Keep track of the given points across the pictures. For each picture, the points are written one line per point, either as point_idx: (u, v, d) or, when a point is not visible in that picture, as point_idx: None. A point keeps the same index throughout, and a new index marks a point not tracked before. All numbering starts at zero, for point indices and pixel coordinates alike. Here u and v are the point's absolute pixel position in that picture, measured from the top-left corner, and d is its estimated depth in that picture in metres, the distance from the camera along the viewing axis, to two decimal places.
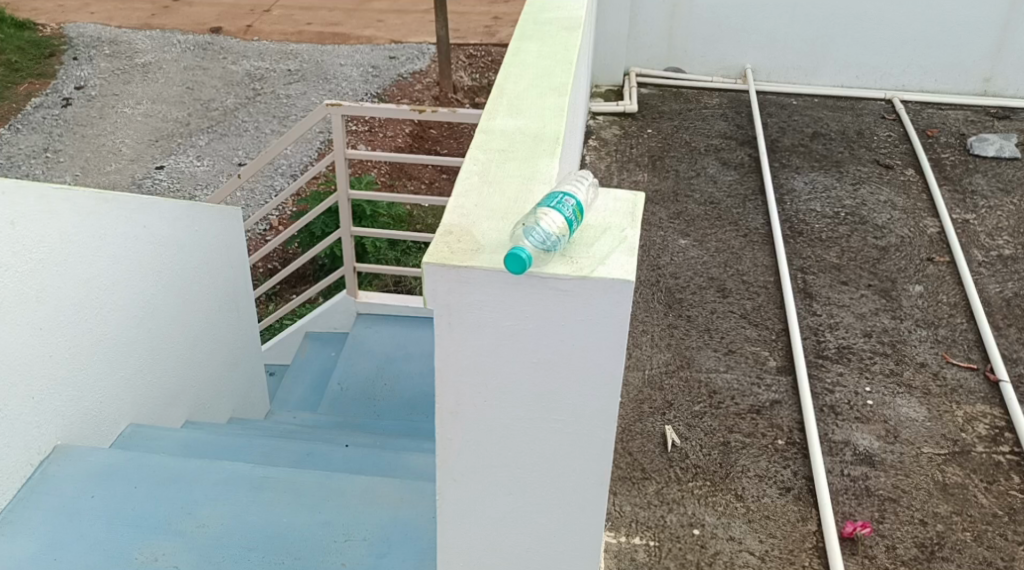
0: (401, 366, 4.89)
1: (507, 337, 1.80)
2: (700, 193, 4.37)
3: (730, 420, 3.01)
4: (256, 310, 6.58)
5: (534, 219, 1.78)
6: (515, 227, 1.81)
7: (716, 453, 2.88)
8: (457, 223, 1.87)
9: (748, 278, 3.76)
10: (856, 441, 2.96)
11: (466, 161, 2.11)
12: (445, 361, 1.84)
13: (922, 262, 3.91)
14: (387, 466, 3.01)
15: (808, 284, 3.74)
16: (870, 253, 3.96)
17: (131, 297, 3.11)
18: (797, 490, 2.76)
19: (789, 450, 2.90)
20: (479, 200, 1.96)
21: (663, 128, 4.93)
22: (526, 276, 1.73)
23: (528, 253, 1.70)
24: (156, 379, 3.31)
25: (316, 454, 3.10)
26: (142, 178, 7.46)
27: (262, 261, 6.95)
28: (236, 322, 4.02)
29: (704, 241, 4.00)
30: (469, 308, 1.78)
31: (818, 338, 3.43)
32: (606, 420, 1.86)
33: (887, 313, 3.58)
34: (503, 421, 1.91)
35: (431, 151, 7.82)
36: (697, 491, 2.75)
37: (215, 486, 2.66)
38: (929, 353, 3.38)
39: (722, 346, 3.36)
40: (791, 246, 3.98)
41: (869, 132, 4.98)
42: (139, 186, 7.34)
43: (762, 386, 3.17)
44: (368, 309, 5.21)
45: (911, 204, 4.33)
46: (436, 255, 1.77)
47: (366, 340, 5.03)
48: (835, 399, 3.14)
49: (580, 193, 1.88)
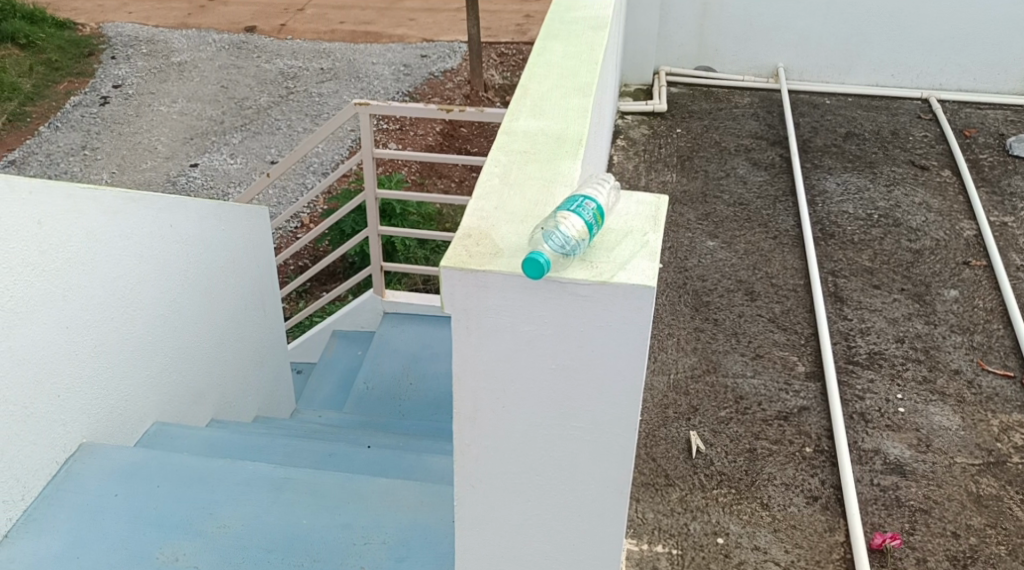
0: (427, 365, 4.88)
1: (525, 343, 1.77)
2: (729, 194, 4.30)
3: (757, 426, 2.96)
4: (286, 307, 6.61)
5: (553, 222, 1.74)
6: (534, 231, 1.78)
7: (742, 460, 2.83)
8: (475, 226, 1.84)
9: (777, 281, 3.69)
10: (886, 450, 2.89)
11: (488, 163, 2.08)
12: (463, 366, 1.82)
13: (958, 266, 3.82)
14: (409, 468, 2.99)
15: (839, 287, 3.66)
16: (904, 256, 3.88)
17: (157, 295, 3.11)
18: (825, 500, 2.70)
19: (817, 459, 2.84)
20: (499, 202, 1.93)
21: (693, 128, 4.87)
22: (545, 280, 1.69)
23: (547, 258, 1.67)
24: (182, 378, 3.32)
25: (338, 455, 3.09)
26: (175, 176, 7.53)
27: (293, 259, 6.97)
28: (263, 322, 4.03)
29: (733, 243, 3.94)
30: (487, 313, 1.75)
31: (848, 343, 3.36)
32: (627, 428, 1.83)
33: (920, 318, 3.50)
34: (521, 428, 1.88)
35: (461, 150, 7.81)
36: (722, 500, 2.70)
37: (236, 486, 2.66)
38: (964, 359, 3.29)
39: (749, 350, 3.31)
40: (822, 249, 3.90)
41: (904, 133, 4.88)
42: (173, 184, 7.41)
43: (791, 392, 3.11)
44: (394, 309, 5.20)
45: (947, 206, 4.24)
46: (454, 258, 1.74)
47: (392, 339, 5.02)
48: (866, 406, 3.07)
49: (602, 196, 1.84)
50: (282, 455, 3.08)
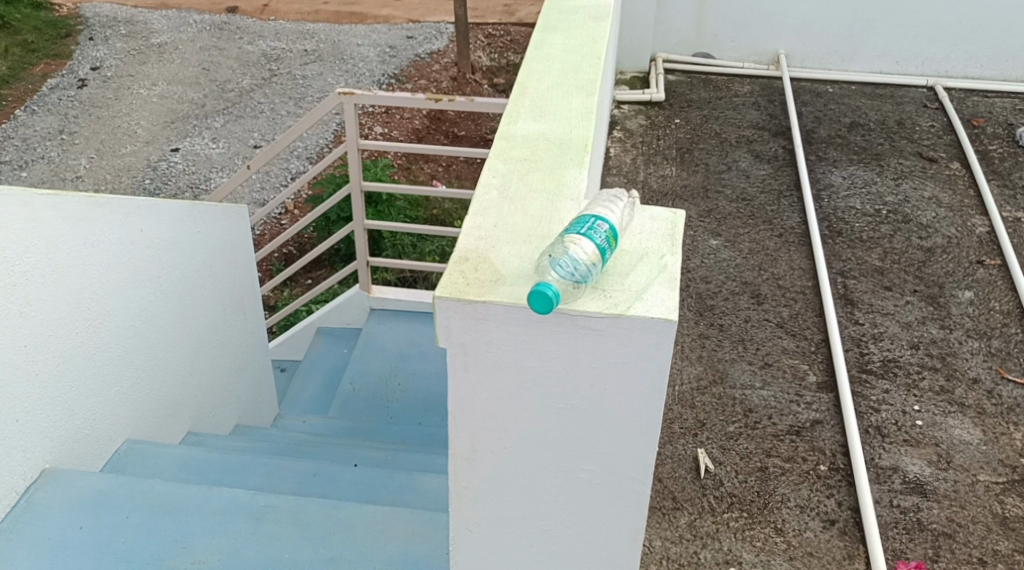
0: (416, 366, 4.68)
1: (530, 380, 1.59)
2: (731, 188, 4.11)
3: (768, 442, 2.79)
4: (271, 297, 6.41)
5: (561, 247, 1.54)
6: (539, 257, 1.59)
7: (754, 481, 2.66)
8: (473, 248, 1.65)
9: (784, 282, 3.52)
10: (905, 468, 2.73)
11: (485, 173, 1.89)
12: (459, 404, 1.63)
13: (971, 265, 3.65)
14: (398, 489, 2.82)
15: (848, 289, 3.49)
16: (915, 255, 3.71)
17: (126, 305, 2.91)
18: (842, 524, 2.54)
19: (832, 478, 2.68)
20: (498, 218, 1.74)
21: (692, 118, 4.67)
22: (553, 312, 1.50)
23: (555, 289, 1.47)
24: (155, 391, 3.12)
25: (323, 474, 2.90)
26: (156, 161, 7.27)
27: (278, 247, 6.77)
28: (243, 326, 3.83)
29: (737, 241, 3.76)
30: (487, 347, 1.56)
31: (861, 350, 3.19)
32: (643, 472, 1.65)
33: (935, 322, 3.33)
34: (524, 470, 1.69)
35: (449, 134, 7.59)
36: (734, 525, 2.53)
37: (212, 516, 2.47)
38: (982, 367, 3.13)
39: (757, 359, 3.13)
40: (830, 248, 3.72)
41: (911, 122, 4.70)
42: (154, 170, 7.16)
43: (802, 404, 2.94)
44: (381, 305, 5.00)
45: (957, 201, 4.07)
46: (450, 286, 1.55)
47: (379, 338, 4.83)
48: (881, 419, 2.90)
49: (615, 215, 1.63)
50: (264, 475, 2.89)
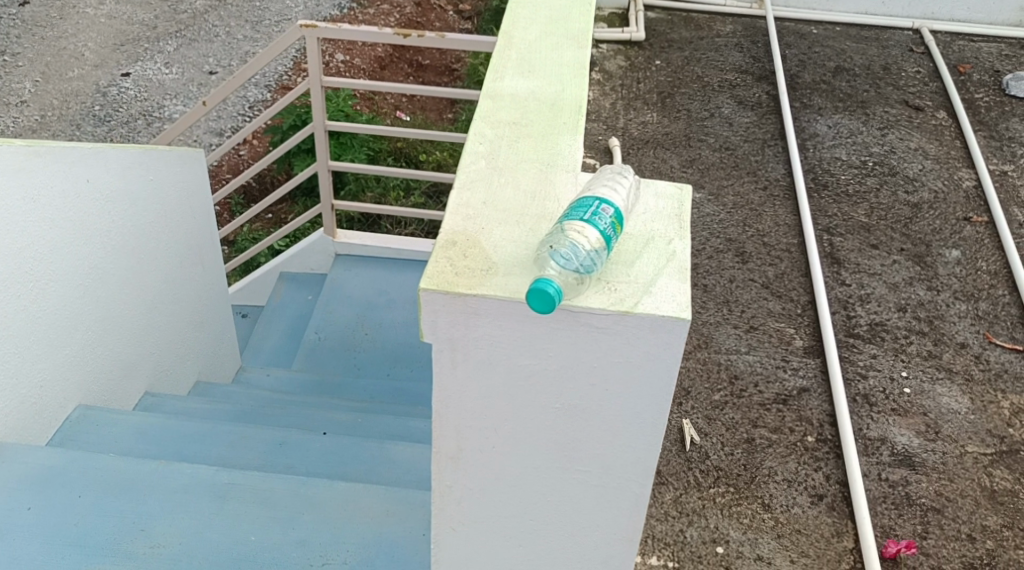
0: (383, 315, 4.51)
1: (523, 380, 1.44)
2: (714, 137, 3.95)
3: (755, 412, 2.70)
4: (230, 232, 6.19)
5: (562, 237, 1.37)
6: (539, 247, 1.42)
7: (740, 453, 2.57)
8: (462, 230, 1.49)
9: (769, 239, 3.39)
10: (893, 439, 2.65)
11: (471, 139, 1.71)
12: (445, 403, 1.48)
13: (958, 222, 3.54)
14: (369, 460, 2.68)
15: (835, 247, 3.38)
16: (902, 211, 3.59)
17: (73, 263, 2.69)
18: (830, 498, 2.47)
19: (820, 450, 2.60)
20: (488, 195, 1.57)
21: (674, 59, 4.47)
22: (554, 310, 1.35)
23: (557, 286, 1.31)
24: (108, 352, 2.93)
25: (290, 443, 2.75)
26: (105, 87, 6.88)
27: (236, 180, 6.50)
28: (202, 278, 3.62)
29: (720, 195, 3.62)
30: (477, 344, 1.41)
31: (848, 313, 3.09)
32: (644, 475, 1.52)
33: (922, 283, 3.24)
34: (514, 470, 1.56)
35: (413, 63, 7.29)
36: (720, 500, 2.45)
37: (172, 495, 2.31)
38: (970, 332, 3.05)
39: (743, 322, 3.02)
40: (816, 203, 3.60)
41: (896, 68, 4.53)
42: (103, 96, 6.77)
43: (789, 371, 2.84)
44: (347, 251, 4.80)
45: (944, 152, 3.94)
46: (437, 276, 1.39)
47: (344, 285, 4.64)
48: (869, 386, 2.82)
49: (621, 196, 1.46)
50: (227, 445, 2.74)
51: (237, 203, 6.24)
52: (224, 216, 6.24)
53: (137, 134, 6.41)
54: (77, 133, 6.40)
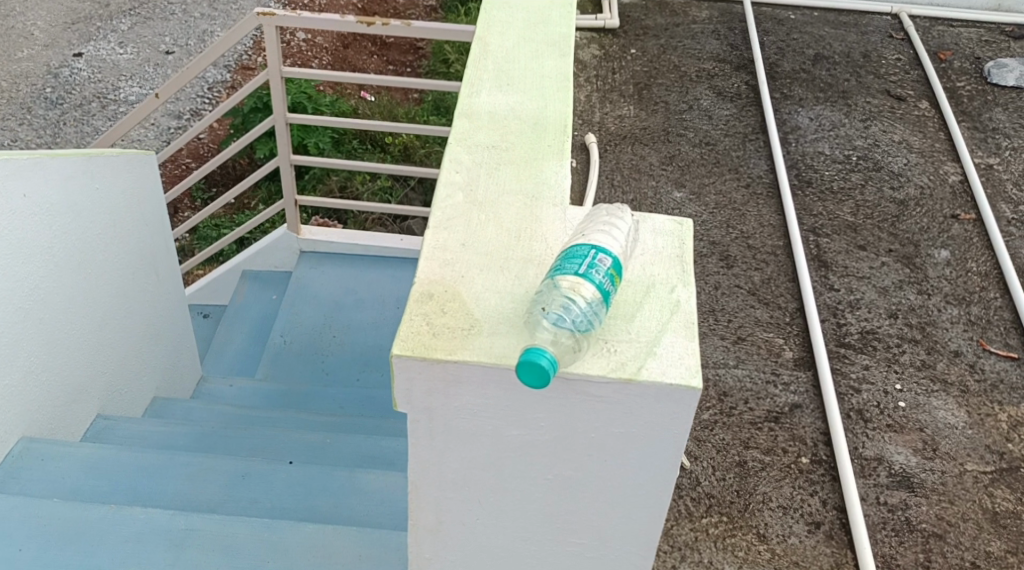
0: (352, 315, 4.28)
1: (511, 450, 1.27)
2: (693, 131, 3.80)
3: (746, 432, 2.58)
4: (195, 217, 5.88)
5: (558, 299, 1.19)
6: (531, 310, 1.23)
7: (732, 479, 2.46)
8: (439, 278, 1.31)
9: (753, 241, 3.26)
10: (890, 458, 2.55)
11: (446, 166, 1.53)
12: (422, 475, 1.32)
13: (946, 220, 3.41)
14: (338, 493, 2.51)
15: (822, 249, 3.24)
16: (888, 209, 3.45)
17: (9, 285, 2.46)
18: (828, 526, 2.36)
19: (815, 473, 2.48)
20: (468, 234, 1.39)
21: (649, 47, 4.29)
22: (552, 384, 1.19)
23: (549, 357, 1.14)
24: (53, 376, 2.70)
25: (254, 474, 2.56)
26: (57, 68, 6.54)
27: (199, 164, 6.21)
28: (158, 288, 3.36)
29: (702, 194, 3.48)
30: (457, 413, 1.24)
31: (838, 320, 2.96)
32: (645, 547, 1.37)
33: (912, 287, 3.11)
34: (500, 542, 1.40)
35: (376, 40, 7.03)
36: (713, 531, 2.34)
37: (125, 544, 2.13)
38: (963, 339, 2.93)
39: (730, 333, 2.89)
40: (800, 201, 3.46)
41: (876, 55, 4.37)
42: (56, 78, 6.44)
43: (780, 386, 2.71)
44: (313, 247, 4.53)
45: (928, 145, 3.79)
46: (411, 338, 1.22)
47: (310, 284, 4.39)
48: (863, 401, 2.70)
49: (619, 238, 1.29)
50: (186, 476, 2.55)
51: (198, 190, 5.97)
52: (184, 203, 5.97)
53: (91, 117, 6.11)
54: (28, 117, 6.10)
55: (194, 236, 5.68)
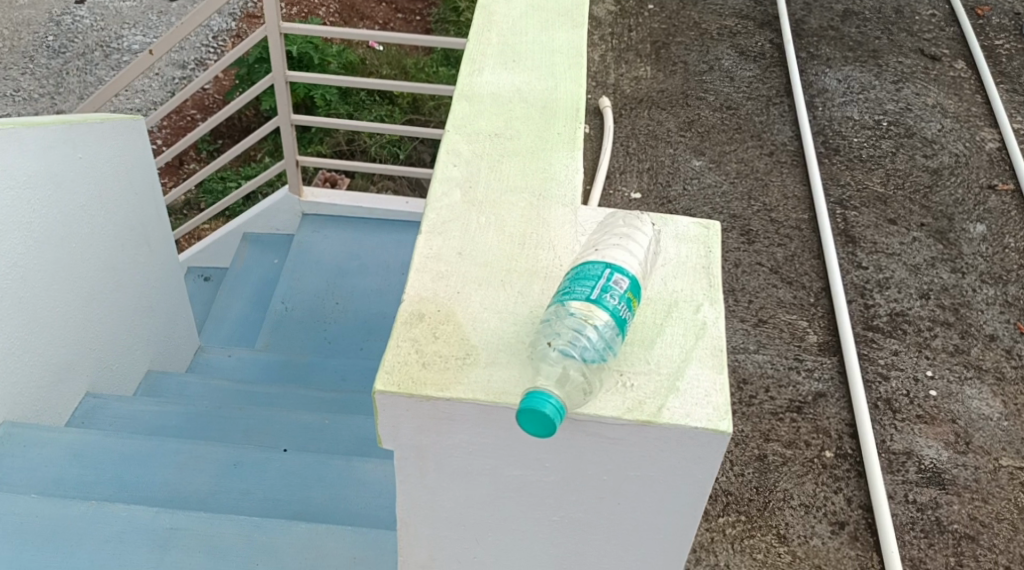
0: (356, 282, 4.06)
1: (512, 491, 1.30)
2: (714, 94, 3.59)
3: (766, 424, 2.43)
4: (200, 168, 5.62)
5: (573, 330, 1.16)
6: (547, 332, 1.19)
7: (751, 475, 2.32)
8: (431, 296, 1.31)
9: (776, 214, 3.08)
10: (919, 452, 2.40)
11: (445, 157, 1.52)
12: (420, 515, 1.35)
13: (982, 191, 3.21)
14: (337, 484, 2.39)
15: (849, 223, 3.06)
16: (921, 178, 3.25)
17: None
18: (853, 527, 2.23)
19: (839, 468, 2.34)
20: (465, 240, 1.39)
21: (668, 3, 4.04)
22: (566, 419, 1.19)
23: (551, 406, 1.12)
24: (36, 356, 2.56)
25: (246, 462, 2.43)
26: (59, 16, 6.32)
27: (204, 114, 6.00)
28: (149, 259, 3.20)
29: (723, 162, 3.29)
30: (449, 453, 1.25)
31: (865, 301, 2.79)
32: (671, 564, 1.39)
33: (946, 265, 2.93)
34: None
35: None
36: (730, 532, 2.21)
37: (105, 544, 2.00)
38: (998, 322, 2.76)
39: (750, 315, 2.73)
40: (826, 170, 3.27)
41: (909, 10, 4.11)
42: (57, 26, 6.23)
43: (803, 373, 2.56)
44: (315, 210, 4.30)
45: (963, 109, 3.56)
46: (397, 372, 1.21)
47: (312, 248, 4.17)
48: (892, 389, 2.55)
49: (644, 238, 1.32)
50: (175, 463, 2.41)
51: (203, 141, 5.64)
52: (189, 155, 5.66)
53: (94, 67, 5.90)
54: (29, 67, 5.91)
55: (199, 189, 5.48)
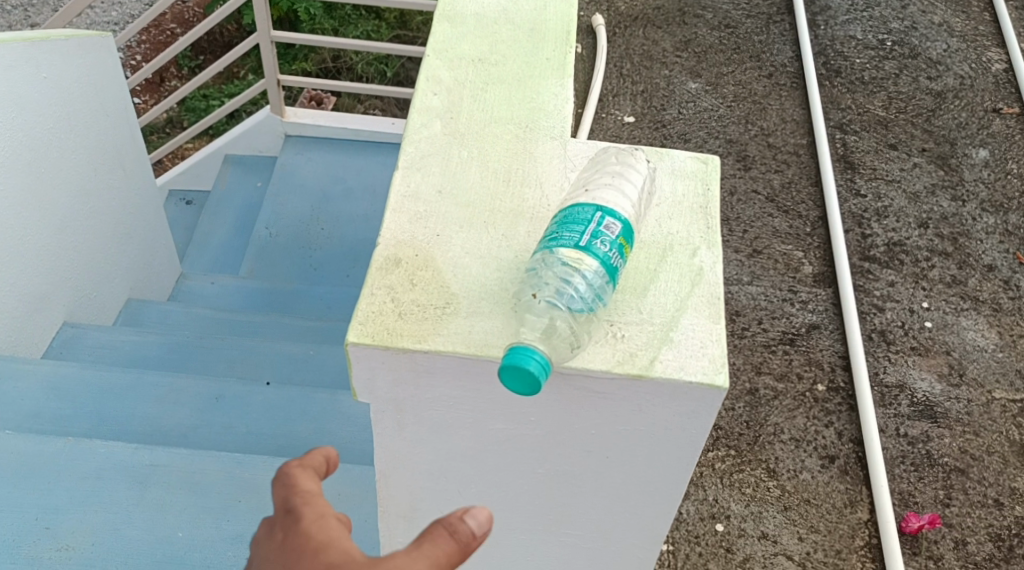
0: (340, 206, 3.95)
1: (496, 444, 1.29)
2: (712, 11, 3.44)
3: (758, 356, 2.39)
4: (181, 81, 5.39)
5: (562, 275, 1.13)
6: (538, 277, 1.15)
7: (742, 409, 2.29)
8: (409, 240, 1.28)
9: (773, 140, 2.99)
10: (912, 385, 2.37)
11: (425, 84, 1.49)
12: (399, 467, 1.35)
13: (986, 115, 3.10)
14: (320, 417, 2.34)
15: (848, 149, 2.97)
16: (924, 101, 3.14)
17: None
18: (843, 461, 2.20)
19: (831, 401, 2.30)
20: (445, 177, 1.36)
21: None
22: (554, 371, 1.16)
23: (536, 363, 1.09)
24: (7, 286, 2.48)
25: (228, 395, 2.37)
26: None
27: (183, 25, 5.75)
28: (125, 184, 3.09)
29: (720, 84, 3.17)
30: (427, 406, 1.24)
31: (863, 230, 2.72)
32: (665, 514, 1.36)
33: (947, 192, 2.85)
34: (487, 531, 1.47)
35: None
36: (719, 467, 2.19)
37: (84, 481, 1.96)
38: (998, 251, 2.70)
39: (744, 245, 2.67)
40: (826, 92, 3.15)
41: None
42: None
43: (797, 305, 2.51)
44: (298, 131, 4.16)
45: (970, 28, 3.42)
46: (371, 323, 1.19)
47: (296, 170, 4.06)
48: (887, 321, 2.50)
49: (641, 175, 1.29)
50: (156, 396, 2.36)
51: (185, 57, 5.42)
52: (171, 71, 5.44)
53: None
54: None
55: (181, 107, 5.29)
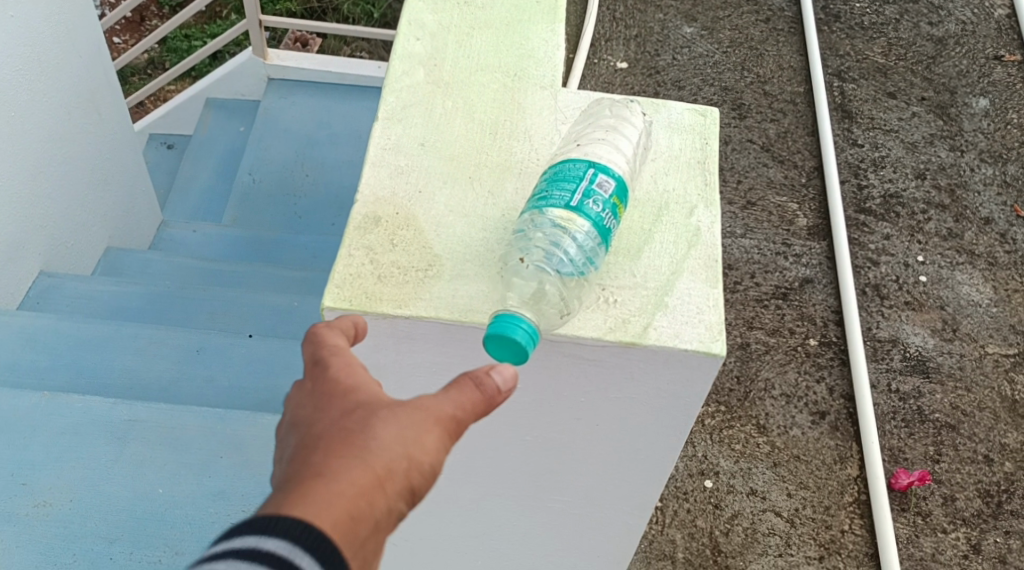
0: (325, 152, 3.86)
1: None
2: None
3: (750, 311, 2.36)
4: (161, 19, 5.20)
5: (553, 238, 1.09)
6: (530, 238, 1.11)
7: (732, 364, 2.26)
8: (389, 197, 1.23)
9: (770, 87, 2.91)
10: (905, 340, 2.34)
11: (406, 29, 1.41)
12: None
13: (987, 62, 3.02)
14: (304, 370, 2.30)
15: (846, 97, 2.89)
16: (924, 48, 3.05)
17: None
18: (834, 417, 2.18)
19: (823, 356, 2.27)
20: (429, 130, 1.30)
21: None
22: (542, 337, 1.12)
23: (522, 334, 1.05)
24: None
25: (210, 348, 2.32)
26: None
27: None
28: (100, 129, 2.99)
29: (716, 28, 3.07)
30: (408, 371, 1.21)
31: (859, 182, 2.66)
32: (657, 481, 1.32)
33: (945, 142, 2.79)
34: (473, 498, 1.43)
35: None
36: (709, 423, 2.17)
37: (61, 437, 1.91)
38: (995, 203, 2.65)
39: (738, 197, 2.61)
40: (825, 38, 3.06)
41: None
42: None
43: (790, 258, 2.46)
44: (282, 74, 4.06)
45: None
46: (349, 287, 1.15)
47: (279, 115, 3.95)
48: (881, 275, 2.46)
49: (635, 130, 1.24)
50: (135, 349, 2.30)
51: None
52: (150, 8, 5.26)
53: None
54: None
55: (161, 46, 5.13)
